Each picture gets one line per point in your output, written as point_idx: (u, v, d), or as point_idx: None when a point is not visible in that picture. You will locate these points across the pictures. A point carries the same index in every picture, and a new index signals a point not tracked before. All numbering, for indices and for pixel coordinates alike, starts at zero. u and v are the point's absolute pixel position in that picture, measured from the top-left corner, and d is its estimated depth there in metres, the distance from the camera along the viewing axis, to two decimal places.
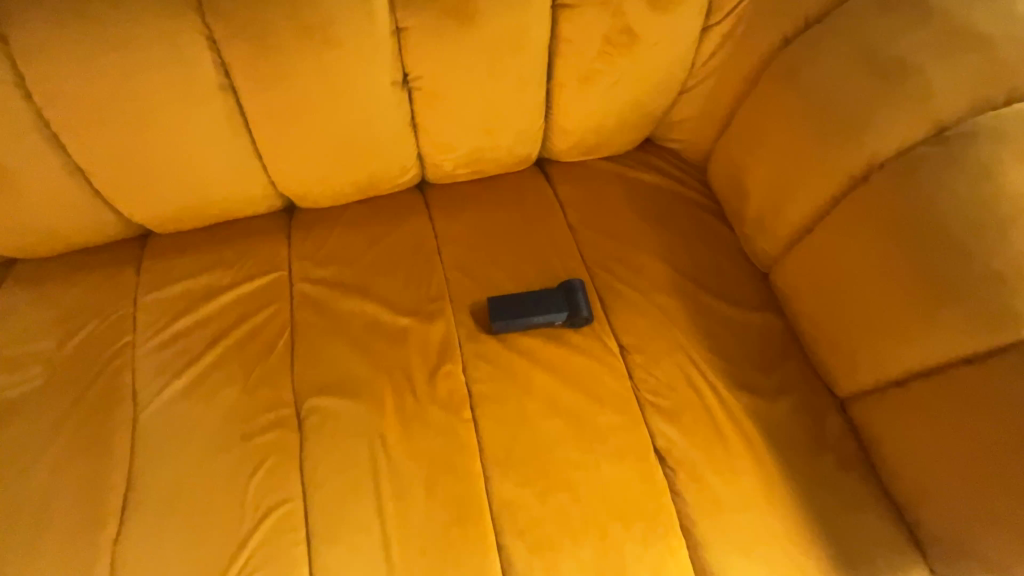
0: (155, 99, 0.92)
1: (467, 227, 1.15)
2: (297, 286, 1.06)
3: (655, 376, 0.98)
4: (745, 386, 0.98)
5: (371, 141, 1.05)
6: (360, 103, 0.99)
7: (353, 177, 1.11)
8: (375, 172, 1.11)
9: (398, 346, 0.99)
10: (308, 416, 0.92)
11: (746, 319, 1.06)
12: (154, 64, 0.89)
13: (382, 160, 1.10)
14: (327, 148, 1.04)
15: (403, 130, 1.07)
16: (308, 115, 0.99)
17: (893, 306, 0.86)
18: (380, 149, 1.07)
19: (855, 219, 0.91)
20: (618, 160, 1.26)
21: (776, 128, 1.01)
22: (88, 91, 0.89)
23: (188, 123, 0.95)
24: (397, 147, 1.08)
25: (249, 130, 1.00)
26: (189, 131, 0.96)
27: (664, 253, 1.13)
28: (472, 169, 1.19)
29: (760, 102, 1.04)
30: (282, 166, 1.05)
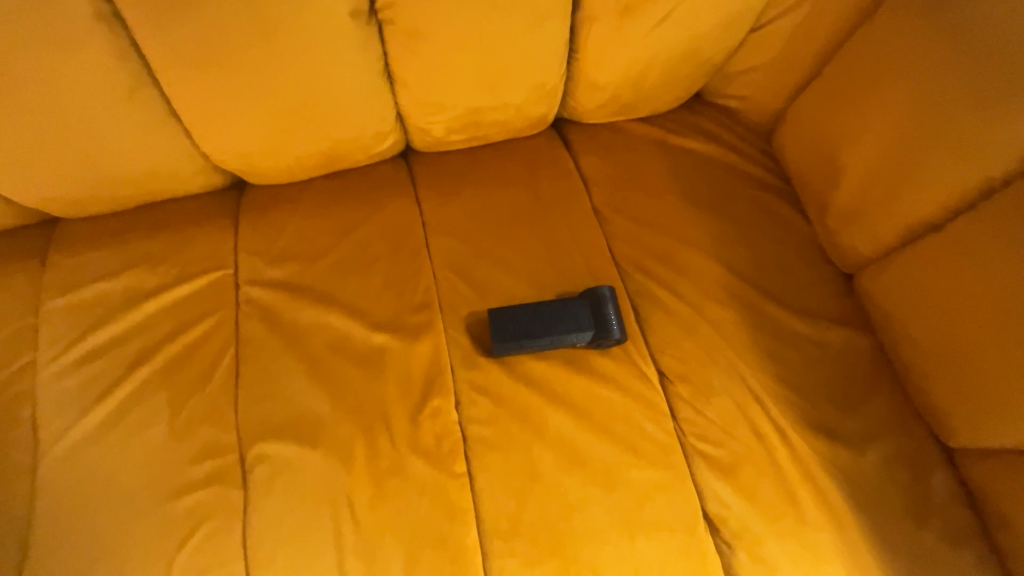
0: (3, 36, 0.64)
1: (463, 212, 0.90)
2: (243, 290, 0.83)
3: (707, 417, 0.76)
4: (825, 429, 0.75)
5: (328, 98, 0.78)
6: (309, 43, 0.72)
7: (309, 147, 0.85)
8: (338, 139, 0.85)
9: (371, 373, 0.77)
10: (255, 468, 0.71)
11: (823, 338, 0.82)
12: None
13: (347, 125, 0.83)
14: (271, 107, 0.77)
15: (374, 83, 0.80)
16: (238, 61, 0.71)
17: None
18: (341, 108, 0.80)
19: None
20: (659, 124, 0.99)
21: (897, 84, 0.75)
22: None
23: (65, 74, 0.69)
24: (365, 105, 0.81)
25: (153, 78, 0.73)
26: (71, 84, 0.70)
27: (718, 248, 0.87)
28: (469, 135, 0.92)
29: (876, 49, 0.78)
30: (220, 133, 0.79)
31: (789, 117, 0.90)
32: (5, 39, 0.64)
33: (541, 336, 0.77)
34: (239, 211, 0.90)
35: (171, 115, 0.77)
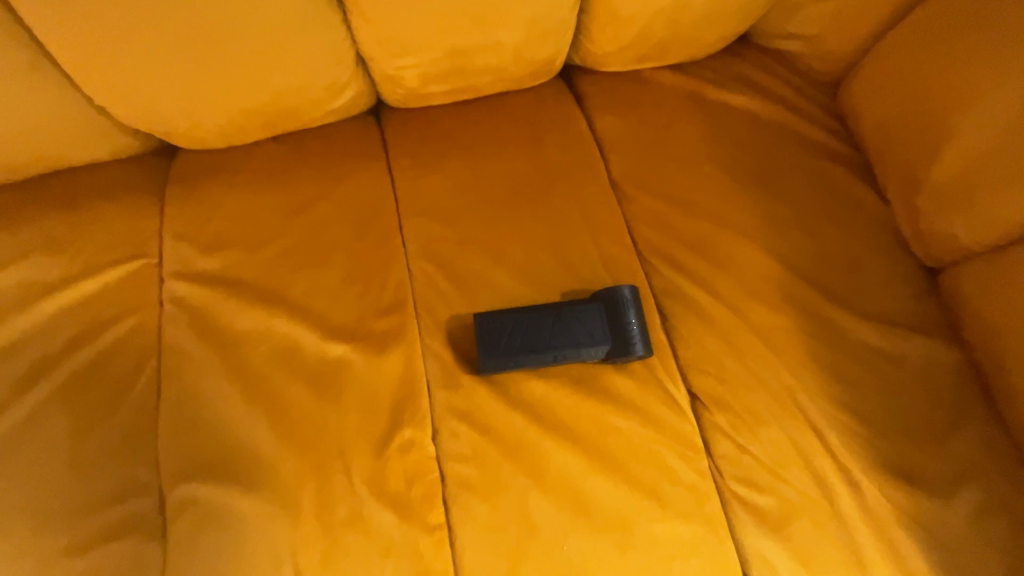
0: None
1: (446, 185, 0.71)
2: (167, 285, 0.66)
3: (751, 455, 0.59)
4: (900, 471, 0.60)
5: (257, 32, 0.59)
6: None
7: (233, 100, 0.65)
8: (280, 91, 0.66)
9: (326, 394, 0.61)
10: (178, 515, 0.57)
11: (900, 352, 0.64)
12: None
13: (280, 70, 0.63)
14: (182, 42, 0.58)
15: (315, 11, 0.60)
16: None
17: None
18: (276, 46, 0.61)
19: None
20: (695, 72, 0.78)
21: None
22: None
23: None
24: (309, 43, 0.62)
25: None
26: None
27: (768, 235, 0.69)
28: (452, 85, 0.72)
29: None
30: (123, 78, 0.61)
31: (868, 69, 0.72)
32: None
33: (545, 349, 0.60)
34: (165, 183, 0.72)
35: (37, 49, 0.59)
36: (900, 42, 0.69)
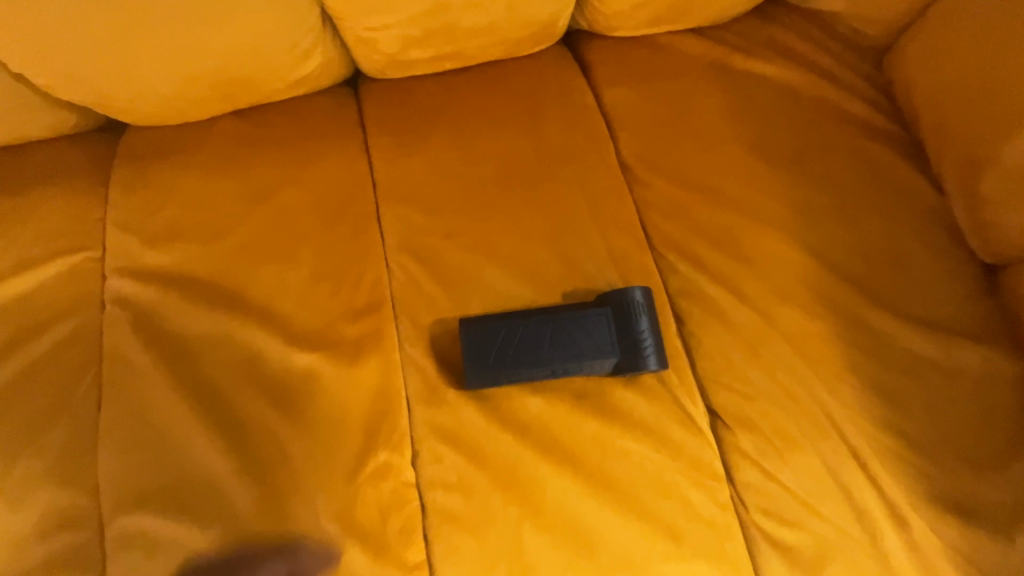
0: None
1: (430, 168, 0.62)
2: (110, 282, 0.58)
3: (780, 483, 0.52)
4: (953, 501, 0.52)
5: None
6: None
7: (176, 66, 0.56)
8: (229, 52, 0.56)
9: (290, 411, 0.53)
10: (119, 549, 0.49)
11: (955, 364, 0.55)
12: None
13: (226, 24, 0.53)
14: None
15: None
16: None
17: None
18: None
19: None
20: (720, 37, 0.68)
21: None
22: None
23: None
24: None
25: None
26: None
27: (802, 227, 0.60)
28: (436, 51, 0.62)
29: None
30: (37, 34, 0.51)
31: (921, 37, 0.63)
32: None
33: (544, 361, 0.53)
34: (110, 165, 0.63)
35: None
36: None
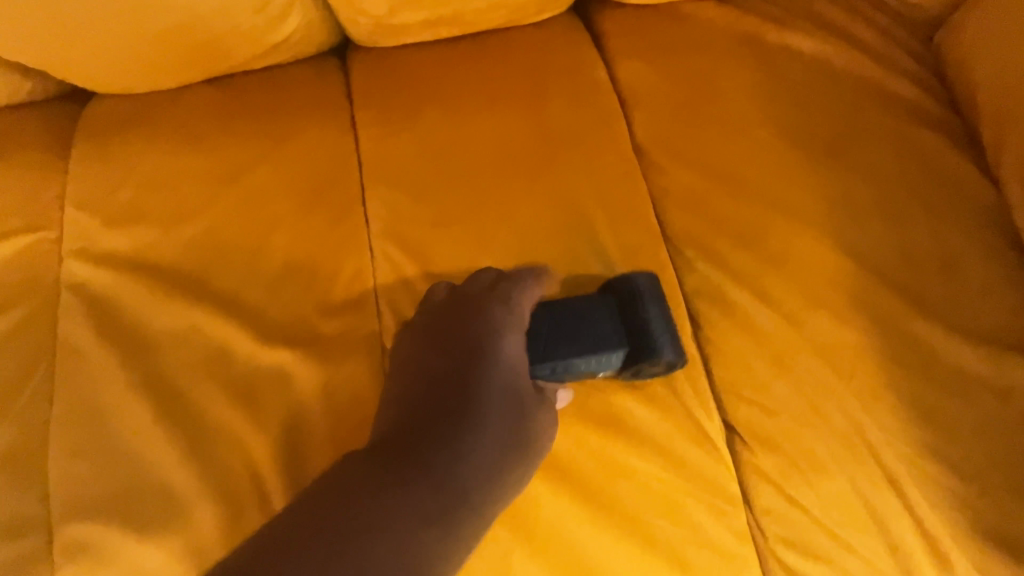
0: None
1: (421, 146, 0.56)
2: (66, 266, 0.52)
3: (803, 511, 0.46)
4: (1002, 536, 0.46)
5: None
6: None
7: (139, 22, 0.50)
8: (197, 17, 0.51)
9: (260, 413, 0.48)
10: (67, 562, 0.45)
11: (1010, 381, 0.49)
12: None
13: None
14: None
15: None
16: None
17: None
18: None
19: None
20: (749, 5, 0.61)
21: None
22: None
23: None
24: None
25: None
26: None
27: (836, 222, 0.53)
28: (430, 14, 0.56)
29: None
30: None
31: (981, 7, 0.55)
32: None
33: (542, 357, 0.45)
34: (69, 138, 0.58)
35: None
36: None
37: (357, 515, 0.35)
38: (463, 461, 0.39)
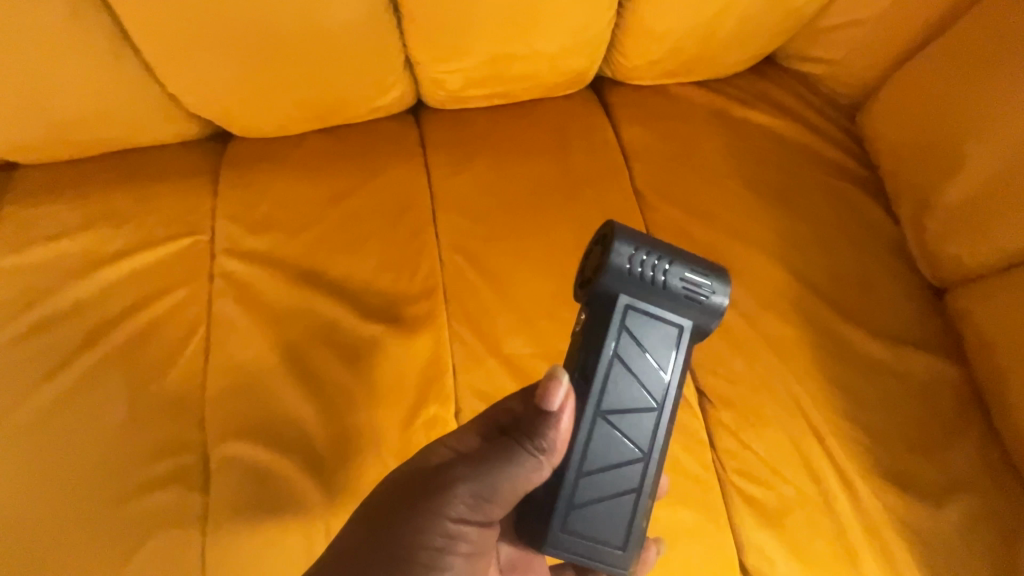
0: None
1: (478, 183, 0.76)
2: (218, 260, 0.71)
3: (754, 452, 0.63)
4: (897, 475, 0.63)
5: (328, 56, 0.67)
6: None
7: (306, 105, 0.73)
8: (343, 102, 0.74)
9: (359, 370, 0.66)
10: (218, 470, 0.62)
11: (903, 366, 0.68)
12: None
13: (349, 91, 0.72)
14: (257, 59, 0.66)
15: (384, 41, 0.68)
16: None
17: None
18: (346, 70, 0.70)
19: None
20: (719, 89, 0.82)
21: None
22: None
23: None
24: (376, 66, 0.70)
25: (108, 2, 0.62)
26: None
27: (781, 247, 0.73)
28: (490, 90, 0.77)
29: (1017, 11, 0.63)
30: (209, 91, 0.69)
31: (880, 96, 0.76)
32: None
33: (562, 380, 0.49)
34: (218, 168, 0.78)
35: (130, 51, 0.65)
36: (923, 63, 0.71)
37: None
38: None
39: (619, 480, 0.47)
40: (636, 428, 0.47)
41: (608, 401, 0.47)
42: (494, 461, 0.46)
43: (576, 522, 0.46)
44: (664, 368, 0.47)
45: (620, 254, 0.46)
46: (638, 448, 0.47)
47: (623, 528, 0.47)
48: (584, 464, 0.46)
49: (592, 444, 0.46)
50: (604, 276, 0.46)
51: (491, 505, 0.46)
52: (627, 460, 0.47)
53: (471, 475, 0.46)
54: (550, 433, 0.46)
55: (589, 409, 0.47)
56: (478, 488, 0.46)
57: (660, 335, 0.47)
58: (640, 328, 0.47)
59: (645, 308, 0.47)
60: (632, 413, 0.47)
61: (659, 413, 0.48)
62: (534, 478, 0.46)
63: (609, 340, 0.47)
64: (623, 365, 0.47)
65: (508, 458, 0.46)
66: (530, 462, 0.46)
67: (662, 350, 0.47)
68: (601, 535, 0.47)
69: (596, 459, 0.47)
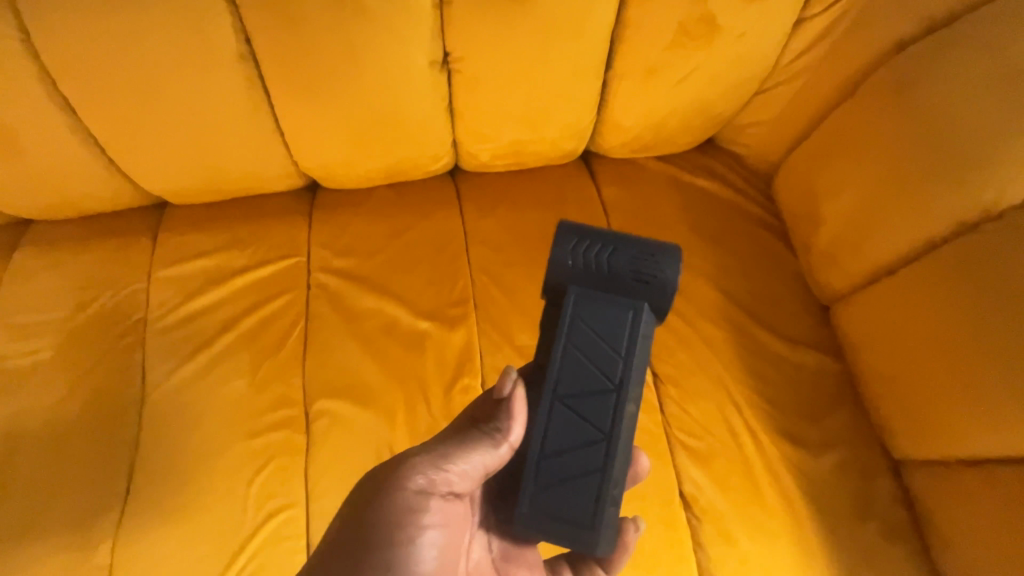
0: (144, 74, 0.80)
1: (499, 225, 1.04)
2: (314, 275, 1.00)
3: (691, 414, 0.89)
4: (792, 435, 0.88)
5: (404, 141, 0.95)
6: (390, 99, 0.88)
7: (381, 168, 1.01)
8: (406, 166, 1.02)
9: (414, 353, 0.93)
10: (315, 419, 0.88)
11: (800, 360, 0.93)
12: (141, 38, 0.76)
13: (414, 161, 1.01)
14: (349, 141, 0.93)
15: (443, 131, 0.96)
16: (325, 95, 0.86)
17: (969, 386, 0.74)
18: (413, 148, 0.97)
19: (931, 282, 0.77)
20: (672, 161, 1.09)
21: (904, 144, 0.79)
22: (65, 64, 0.78)
23: (181, 94, 0.83)
24: (435, 145, 0.98)
25: (273, 110, 0.88)
26: (193, 101, 0.84)
27: (717, 275, 0.99)
28: (509, 161, 1.04)
29: (875, 110, 0.82)
30: (310, 159, 0.97)
31: (785, 166, 0.98)
32: (145, 80, 0.81)
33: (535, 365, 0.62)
34: (310, 209, 1.07)
35: (280, 139, 0.93)
36: (814, 143, 0.91)
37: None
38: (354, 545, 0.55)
39: (583, 452, 0.58)
40: (594, 408, 0.58)
41: (568, 381, 0.59)
42: (462, 441, 0.60)
43: (545, 487, 0.58)
44: (616, 351, 0.59)
45: (565, 255, 0.60)
46: (596, 424, 0.58)
47: (588, 495, 0.57)
48: (548, 437, 0.59)
49: (552, 422, 0.58)
50: (553, 275, 0.61)
51: (456, 477, 0.59)
52: (587, 433, 0.58)
53: (442, 449, 0.60)
54: (504, 418, 0.61)
55: (550, 392, 0.59)
56: (443, 467, 0.59)
57: (610, 321, 0.59)
58: (593, 316, 0.60)
59: (594, 299, 0.60)
60: (589, 396, 0.58)
61: (615, 394, 0.58)
62: (489, 453, 0.60)
63: (564, 332, 0.59)
64: (577, 349, 0.59)
65: (473, 437, 0.60)
66: (489, 440, 0.60)
67: (615, 338, 0.59)
68: (567, 498, 0.58)
69: (560, 432, 0.58)
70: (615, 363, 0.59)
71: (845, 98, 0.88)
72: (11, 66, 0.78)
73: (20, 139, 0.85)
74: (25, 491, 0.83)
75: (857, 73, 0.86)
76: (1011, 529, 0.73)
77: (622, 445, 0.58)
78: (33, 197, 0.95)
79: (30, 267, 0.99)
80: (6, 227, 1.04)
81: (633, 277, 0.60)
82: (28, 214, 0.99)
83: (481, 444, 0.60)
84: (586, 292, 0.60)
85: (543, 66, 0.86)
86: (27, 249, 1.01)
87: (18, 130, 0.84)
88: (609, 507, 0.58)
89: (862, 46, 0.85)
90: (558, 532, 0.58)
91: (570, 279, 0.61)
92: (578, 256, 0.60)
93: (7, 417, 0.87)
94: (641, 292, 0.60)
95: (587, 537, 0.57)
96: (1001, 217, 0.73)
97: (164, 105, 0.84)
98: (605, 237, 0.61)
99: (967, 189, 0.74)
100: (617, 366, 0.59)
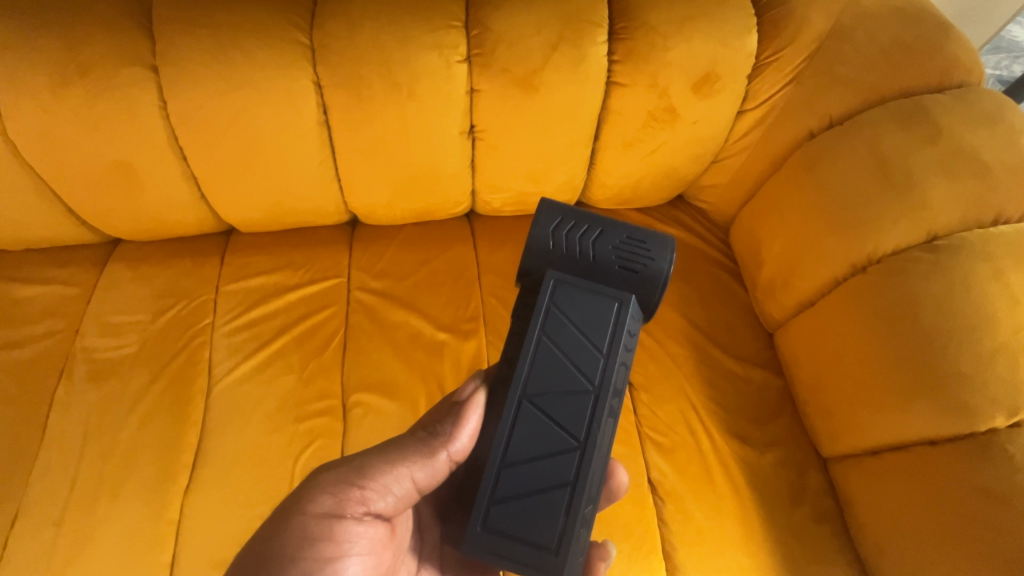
0: (241, 133, 1.05)
1: (507, 257, 1.27)
2: (353, 293, 1.21)
3: (658, 415, 1.09)
4: (740, 436, 1.08)
5: (434, 188, 1.20)
6: (427, 156, 1.13)
7: (412, 207, 1.24)
8: (434, 207, 1.26)
9: (434, 358, 1.14)
10: (352, 409, 1.08)
11: (748, 375, 1.14)
12: (245, 108, 1.02)
13: (440, 204, 1.25)
14: (392, 186, 1.18)
15: (465, 181, 1.21)
16: (378, 152, 1.11)
17: (863, 391, 0.95)
18: (441, 193, 1.22)
19: (834, 311, 1.00)
20: (648, 213, 1.34)
21: (817, 206, 1.04)
22: (185, 125, 1.03)
23: (268, 148, 1.08)
24: (458, 191, 1.23)
25: (335, 161, 1.13)
26: (278, 152, 1.09)
27: (682, 304, 1.21)
28: (516, 208, 1.29)
29: (795, 182, 1.08)
30: (358, 200, 1.21)
31: (737, 220, 1.24)
32: (243, 137, 1.06)
33: (504, 366, 0.68)
34: (350, 239, 1.30)
35: (337, 183, 1.18)
36: (756, 203, 1.17)
37: (238, 562, 0.63)
38: (282, 544, 0.62)
39: (556, 460, 0.62)
40: (569, 411, 0.63)
41: (540, 383, 0.64)
42: (398, 450, 0.67)
43: (509, 497, 0.62)
44: (597, 350, 0.65)
45: (547, 244, 0.70)
46: (571, 431, 0.63)
47: (558, 508, 0.61)
48: (517, 442, 0.63)
49: (520, 421, 0.63)
50: (535, 260, 0.70)
51: (384, 485, 0.65)
52: (560, 440, 0.63)
53: (376, 456, 0.67)
54: (444, 431, 0.68)
55: (519, 391, 0.64)
56: (364, 486, 0.65)
57: (591, 317, 0.66)
58: (572, 310, 0.66)
59: (573, 293, 0.67)
60: (564, 397, 0.64)
61: (593, 398, 0.64)
62: (421, 461, 0.67)
63: (539, 322, 0.66)
64: (554, 346, 0.65)
65: (410, 448, 0.67)
66: (424, 451, 0.67)
67: (597, 334, 0.65)
68: (532, 513, 0.61)
69: (530, 438, 0.63)
70: (594, 364, 0.65)
71: (776, 170, 1.15)
72: (146, 124, 1.02)
73: (138, 177, 1.10)
74: (110, 459, 1.01)
75: (784, 152, 1.13)
76: (899, 506, 0.91)
77: (597, 454, 0.63)
78: (134, 221, 1.18)
79: (119, 278, 1.20)
80: (99, 245, 1.26)
81: (614, 270, 0.69)
82: (123, 235, 1.22)
83: (412, 458, 0.67)
84: (565, 285, 0.67)
85: (546, 137, 1.12)
86: (117, 263, 1.22)
87: (139, 170, 1.08)
88: (579, 526, 0.62)
89: (787, 134, 1.12)
90: (521, 544, 0.61)
91: (552, 267, 0.69)
92: (559, 239, 0.70)
93: (97, 400, 1.06)
94: (626, 284, 0.68)
95: (551, 551, 0.61)
96: (879, 262, 0.98)
97: (253, 155, 1.09)
98: (591, 222, 0.71)
99: (857, 240, 0.99)
100: (597, 368, 0.65)
